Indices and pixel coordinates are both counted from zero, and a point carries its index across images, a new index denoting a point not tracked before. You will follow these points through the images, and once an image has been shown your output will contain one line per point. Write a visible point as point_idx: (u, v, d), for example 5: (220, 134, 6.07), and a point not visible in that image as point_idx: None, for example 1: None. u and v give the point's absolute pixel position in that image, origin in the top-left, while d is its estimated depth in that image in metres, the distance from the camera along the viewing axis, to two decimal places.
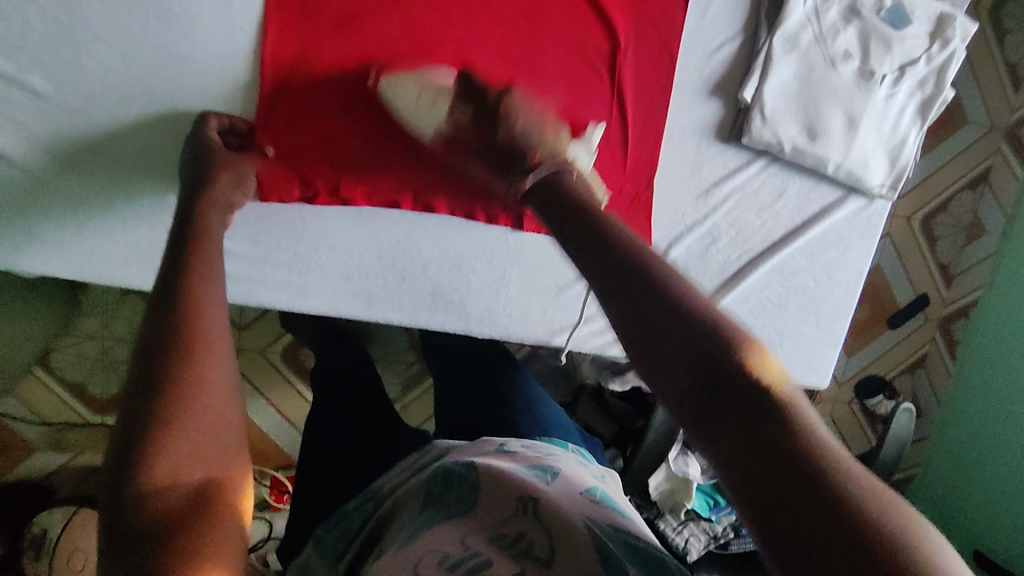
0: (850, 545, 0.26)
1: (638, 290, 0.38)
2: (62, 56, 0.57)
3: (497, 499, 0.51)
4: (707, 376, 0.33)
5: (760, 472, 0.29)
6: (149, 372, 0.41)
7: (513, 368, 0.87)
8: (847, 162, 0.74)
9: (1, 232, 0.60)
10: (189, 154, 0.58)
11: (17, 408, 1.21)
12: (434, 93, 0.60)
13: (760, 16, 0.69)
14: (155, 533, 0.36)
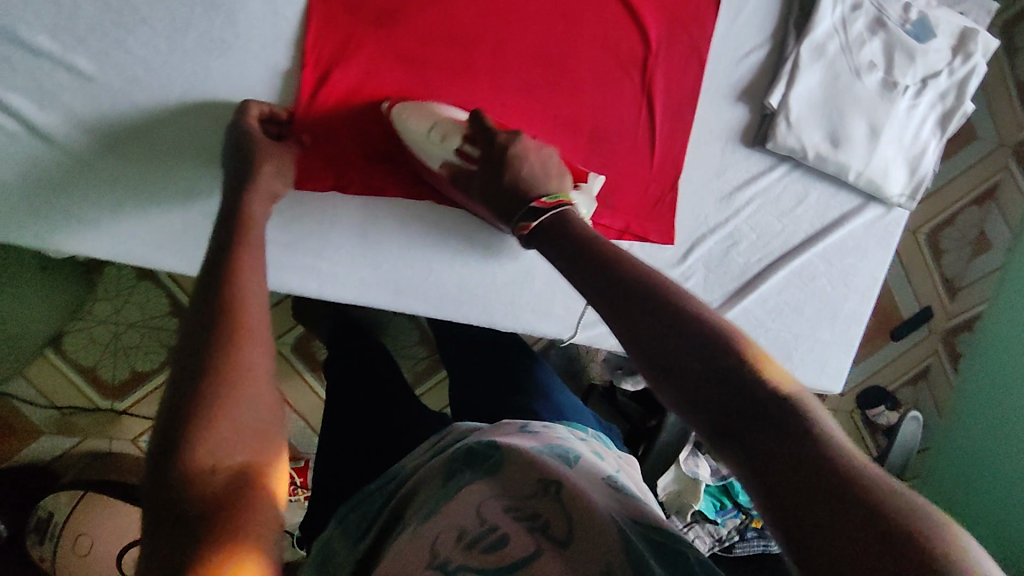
0: (850, 524, 0.30)
1: (649, 315, 0.42)
2: (109, 39, 0.59)
3: (521, 471, 0.51)
4: (717, 384, 0.37)
5: (770, 467, 0.33)
6: (198, 364, 0.45)
7: (533, 360, 0.88)
8: (868, 171, 0.75)
9: (40, 209, 0.61)
10: (232, 141, 0.60)
11: (26, 390, 1.21)
12: (444, 129, 0.62)
13: (789, 25, 0.71)
14: (196, 513, 0.40)
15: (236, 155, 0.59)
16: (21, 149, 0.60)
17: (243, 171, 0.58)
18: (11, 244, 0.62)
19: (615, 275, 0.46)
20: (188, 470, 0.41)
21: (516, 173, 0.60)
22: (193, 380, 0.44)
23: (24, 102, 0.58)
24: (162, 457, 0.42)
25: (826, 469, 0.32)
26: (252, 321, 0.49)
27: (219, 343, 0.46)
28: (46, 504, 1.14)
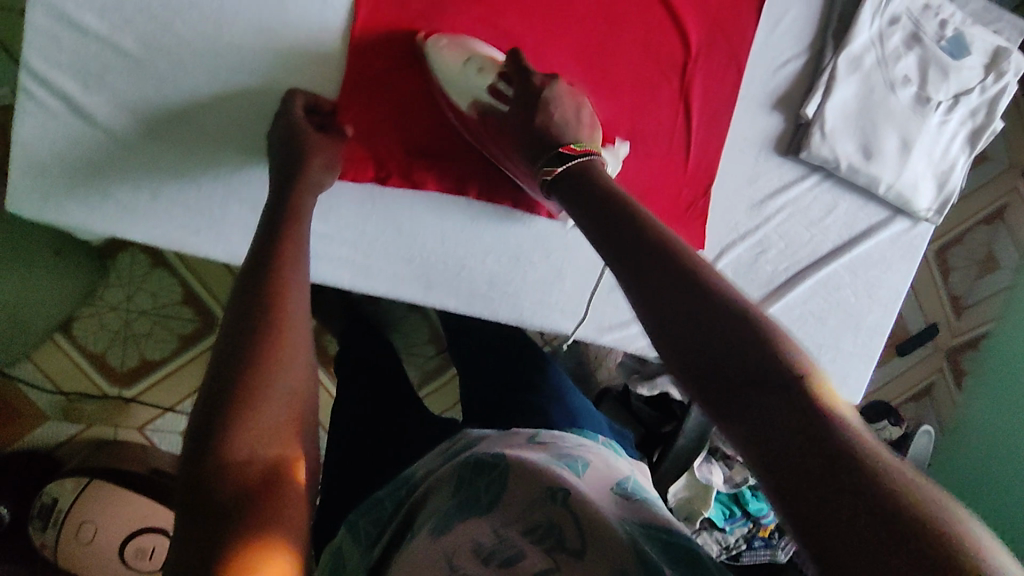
0: (863, 520, 0.30)
1: (678, 291, 0.41)
2: (159, 22, 0.59)
3: (529, 483, 0.49)
4: (738, 372, 0.37)
5: (785, 459, 0.33)
6: (235, 352, 0.46)
7: (545, 360, 0.87)
8: (898, 184, 0.76)
9: (76, 187, 0.61)
10: (278, 134, 0.61)
11: (34, 373, 1.20)
12: (481, 63, 0.63)
13: (827, 36, 0.72)
14: (225, 506, 0.41)
15: (284, 146, 0.60)
16: (63, 127, 0.59)
17: (291, 161, 0.59)
18: (48, 224, 0.62)
19: (644, 248, 0.44)
20: (225, 467, 0.42)
21: (549, 117, 0.60)
22: (231, 376, 0.44)
23: (69, 82, 0.59)
24: (199, 452, 0.42)
25: (845, 468, 0.32)
26: (290, 320, 0.49)
27: (260, 342, 0.47)
28: (51, 490, 1.11)
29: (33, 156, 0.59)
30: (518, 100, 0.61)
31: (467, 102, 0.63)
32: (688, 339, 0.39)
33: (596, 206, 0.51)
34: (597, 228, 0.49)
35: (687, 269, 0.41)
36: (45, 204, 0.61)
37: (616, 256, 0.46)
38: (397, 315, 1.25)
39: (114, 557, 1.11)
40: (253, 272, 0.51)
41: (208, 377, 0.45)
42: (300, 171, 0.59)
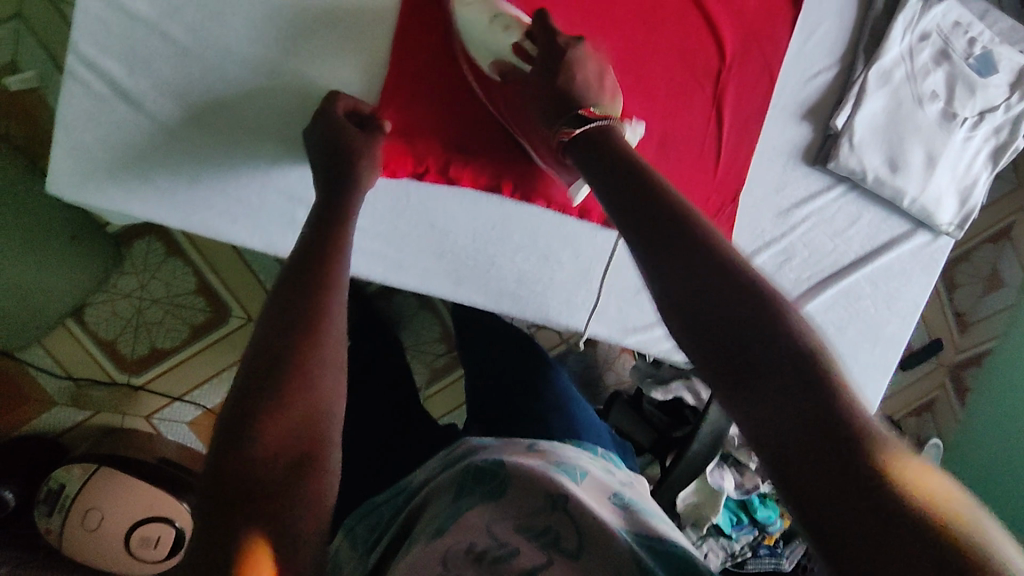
0: (899, 533, 0.31)
1: (707, 296, 0.43)
2: (208, 11, 0.60)
3: (531, 486, 0.50)
4: (789, 386, 0.37)
5: (823, 474, 0.34)
6: (271, 352, 0.45)
7: (549, 364, 0.89)
8: (922, 198, 0.77)
9: (118, 171, 0.61)
10: (316, 132, 0.61)
11: (44, 359, 1.19)
12: (507, 21, 0.62)
13: (858, 51, 0.74)
14: (243, 510, 0.40)
15: (324, 142, 0.60)
16: (108, 111, 0.60)
17: (333, 158, 0.60)
18: (86, 207, 0.62)
19: (691, 253, 0.45)
20: (255, 455, 0.41)
21: (571, 78, 0.60)
22: (270, 365, 0.44)
23: (116, 66, 0.59)
24: (229, 438, 0.41)
25: (881, 480, 0.32)
26: (333, 317, 0.49)
27: (301, 333, 0.46)
28: (58, 476, 1.09)
29: (77, 138, 0.60)
30: (542, 62, 0.61)
31: (489, 63, 0.63)
32: (720, 342, 0.41)
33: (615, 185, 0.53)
34: (631, 229, 0.48)
35: (733, 278, 0.43)
36: (84, 187, 0.61)
37: (650, 258, 0.46)
38: (408, 313, 1.25)
39: (119, 547, 1.08)
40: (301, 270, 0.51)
41: (244, 364, 0.45)
42: (347, 169, 0.59)
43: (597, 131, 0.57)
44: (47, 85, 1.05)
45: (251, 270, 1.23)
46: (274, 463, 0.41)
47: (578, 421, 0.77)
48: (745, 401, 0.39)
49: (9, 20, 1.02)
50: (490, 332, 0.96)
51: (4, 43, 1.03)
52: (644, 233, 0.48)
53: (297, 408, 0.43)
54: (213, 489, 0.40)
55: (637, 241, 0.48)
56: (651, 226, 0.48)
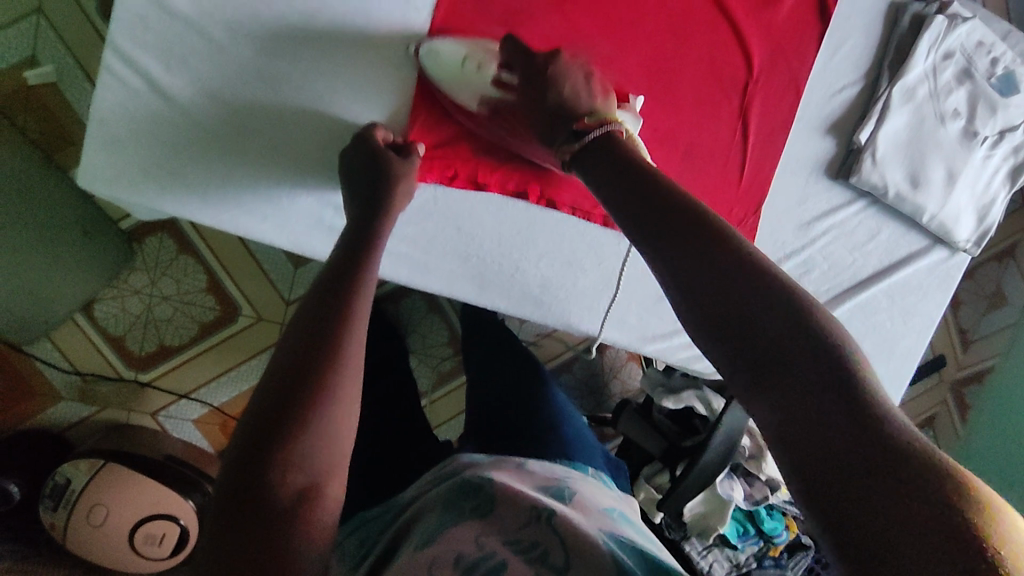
0: (930, 534, 0.32)
1: (745, 312, 0.43)
2: (245, 10, 0.60)
3: (517, 506, 0.54)
4: (821, 392, 0.38)
5: (854, 476, 0.34)
6: (292, 372, 0.47)
7: (543, 381, 0.91)
8: (941, 215, 0.78)
9: (149, 166, 0.61)
10: (361, 146, 0.62)
11: (51, 352, 1.19)
12: (478, 59, 0.64)
13: (883, 67, 0.75)
14: (258, 522, 0.42)
15: (366, 157, 0.61)
16: (143, 107, 0.60)
17: (372, 179, 0.61)
18: (115, 201, 0.62)
19: (714, 249, 0.46)
20: (266, 478, 0.43)
21: (558, 91, 0.62)
22: (291, 388, 0.46)
23: (153, 63, 0.59)
24: (247, 458, 0.44)
25: (910, 483, 0.33)
26: (353, 345, 0.50)
27: (323, 359, 0.48)
28: (65, 470, 1.08)
29: (111, 132, 0.60)
30: (524, 88, 0.63)
31: (475, 101, 0.64)
32: (757, 342, 0.42)
33: (630, 190, 0.53)
34: (658, 238, 0.49)
35: (763, 278, 0.44)
36: (116, 182, 0.61)
37: (685, 267, 0.46)
38: (417, 316, 1.25)
39: (123, 543, 1.07)
40: (326, 295, 0.53)
41: (265, 386, 0.47)
42: (383, 190, 0.61)
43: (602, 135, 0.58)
44: (65, 78, 1.05)
45: (263, 269, 1.22)
46: (284, 488, 0.43)
47: (572, 441, 0.78)
48: (765, 404, 0.40)
49: (30, 14, 1.02)
50: (498, 350, 0.98)
51: (25, 37, 1.03)
52: (679, 246, 0.47)
53: (314, 426, 0.45)
54: (226, 508, 0.43)
55: (675, 249, 0.47)
56: (685, 237, 0.48)
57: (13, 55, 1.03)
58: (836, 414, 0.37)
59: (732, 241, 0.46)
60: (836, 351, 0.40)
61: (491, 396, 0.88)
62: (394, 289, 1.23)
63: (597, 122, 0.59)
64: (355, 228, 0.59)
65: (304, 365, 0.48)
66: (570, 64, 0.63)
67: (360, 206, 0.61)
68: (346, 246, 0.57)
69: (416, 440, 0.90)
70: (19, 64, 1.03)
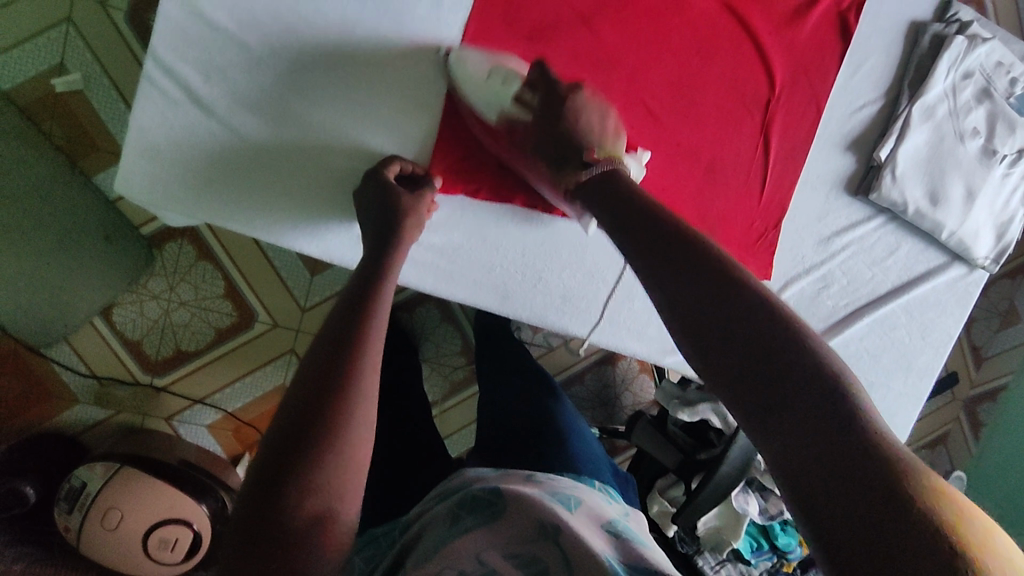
0: (894, 544, 0.34)
1: (746, 345, 0.45)
2: (282, 23, 0.62)
3: (521, 521, 0.55)
4: (813, 415, 0.41)
5: (840, 489, 0.37)
6: (310, 397, 0.49)
7: (553, 396, 0.91)
8: (960, 231, 0.78)
9: (184, 175, 0.63)
10: (373, 182, 0.64)
11: (70, 356, 1.20)
12: (505, 73, 0.64)
13: (903, 86, 0.76)
14: (274, 543, 0.44)
15: (379, 194, 0.63)
16: (181, 116, 0.62)
17: (383, 210, 0.62)
18: (149, 208, 0.64)
19: (720, 278, 0.49)
20: (284, 499, 0.45)
21: (575, 122, 0.63)
22: (309, 414, 0.48)
23: (192, 73, 0.61)
24: (267, 480, 0.45)
25: (885, 500, 0.36)
26: (367, 374, 0.52)
27: (338, 385, 0.50)
28: (81, 474, 1.09)
29: (149, 141, 0.62)
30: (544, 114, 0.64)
31: (492, 116, 0.65)
32: (742, 366, 0.45)
33: (637, 223, 0.56)
34: (665, 265, 0.52)
35: (757, 305, 0.47)
36: (153, 189, 0.63)
37: (689, 299, 0.49)
38: (430, 325, 1.26)
39: (136, 549, 1.07)
40: (342, 323, 0.55)
41: (288, 407, 0.49)
42: (396, 220, 0.62)
43: (601, 176, 0.61)
44: (92, 86, 1.07)
45: (278, 274, 1.23)
46: (300, 511, 0.45)
47: (580, 456, 0.77)
48: (755, 419, 0.43)
49: (59, 24, 1.05)
50: (512, 360, 0.99)
51: (54, 45, 1.05)
52: (690, 275, 0.50)
53: (329, 450, 0.47)
54: (245, 528, 0.44)
55: (673, 279, 0.51)
56: (694, 269, 0.51)
57: (42, 62, 1.05)
58: (823, 429, 0.40)
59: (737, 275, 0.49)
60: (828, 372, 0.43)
61: (508, 405, 0.88)
62: (409, 298, 1.24)
63: (605, 161, 0.62)
64: (374, 256, 0.62)
65: (322, 391, 0.50)
66: (593, 99, 0.64)
67: (374, 235, 0.63)
68: (366, 274, 0.60)
69: (432, 449, 0.90)
70: (48, 72, 1.05)
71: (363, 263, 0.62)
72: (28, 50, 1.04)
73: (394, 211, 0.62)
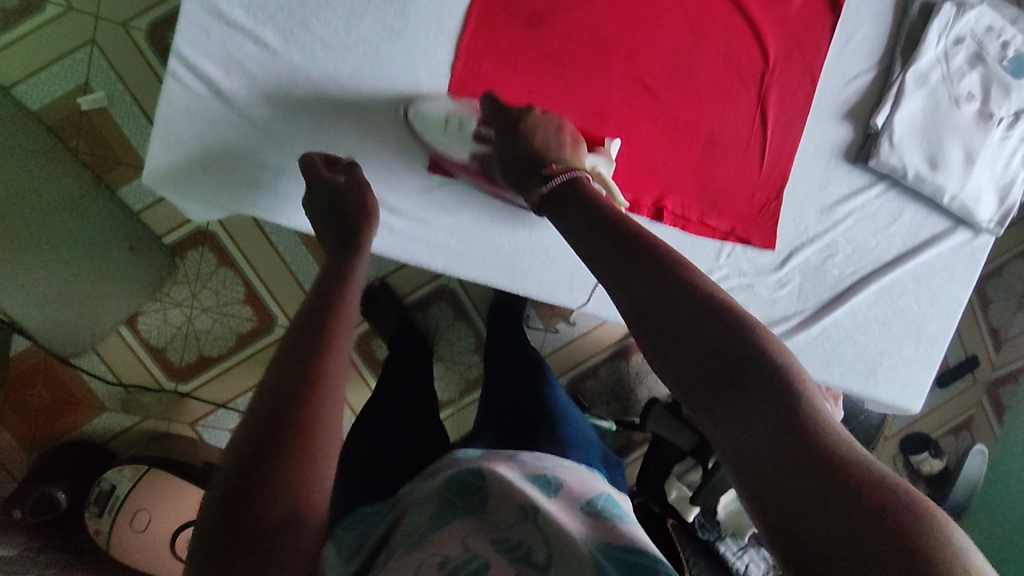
0: (828, 491, 0.38)
1: (693, 324, 0.48)
2: (295, 18, 0.66)
3: (502, 511, 0.55)
4: (741, 387, 0.45)
5: (776, 452, 0.41)
6: (277, 400, 0.51)
7: (545, 380, 0.92)
8: (962, 195, 0.79)
9: (207, 166, 0.67)
10: (318, 183, 0.65)
11: (97, 365, 1.22)
12: (460, 118, 0.68)
13: (895, 54, 0.78)
14: (234, 540, 0.45)
15: (329, 193, 0.65)
16: (202, 109, 0.65)
17: (340, 213, 0.66)
18: (176, 199, 0.68)
19: (657, 264, 0.52)
20: (254, 502, 0.46)
21: (533, 140, 0.65)
22: (280, 421, 0.49)
23: (213, 68, 0.65)
24: (238, 481, 0.47)
25: (812, 457, 0.40)
26: (337, 375, 0.54)
27: (311, 390, 0.52)
28: (109, 477, 1.11)
29: (174, 133, 0.65)
30: (502, 139, 0.66)
31: (464, 155, 0.69)
32: (684, 336, 0.48)
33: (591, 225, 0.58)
34: (623, 257, 0.54)
35: (691, 295, 0.50)
36: (179, 181, 0.67)
37: (636, 284, 0.52)
38: (445, 324, 1.28)
39: (164, 548, 1.11)
40: (315, 321, 0.58)
41: (260, 407, 0.50)
42: (358, 223, 0.67)
43: (564, 187, 0.63)
44: (115, 104, 1.12)
45: (294, 276, 1.24)
46: (263, 522, 0.46)
47: (569, 440, 0.80)
48: (699, 392, 0.47)
49: (84, 45, 1.10)
50: (517, 344, 1.02)
51: (79, 65, 1.10)
52: (637, 281, 0.52)
53: (296, 453, 0.48)
54: (217, 529, 0.46)
55: (617, 262, 0.54)
56: (640, 268, 0.53)
57: (68, 83, 1.11)
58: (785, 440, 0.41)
59: (685, 274, 0.51)
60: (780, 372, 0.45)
61: (523, 388, 0.90)
62: (422, 298, 1.26)
63: (564, 170, 0.64)
64: (342, 257, 0.65)
65: (294, 394, 0.51)
66: (544, 117, 0.66)
67: (342, 235, 0.66)
68: (329, 277, 0.63)
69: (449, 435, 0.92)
70: (74, 91, 1.11)
71: (329, 267, 0.64)
72: (55, 72, 1.10)
73: (361, 212, 0.67)
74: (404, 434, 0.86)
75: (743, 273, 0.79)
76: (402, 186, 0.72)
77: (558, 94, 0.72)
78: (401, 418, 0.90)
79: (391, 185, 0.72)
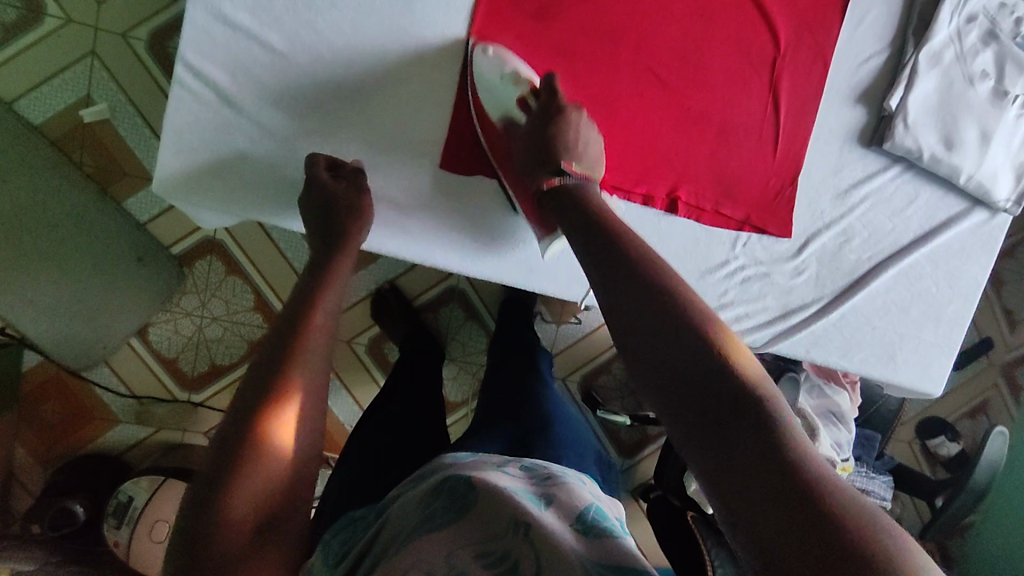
0: (817, 536, 0.36)
1: (681, 352, 0.47)
2: (301, 19, 0.65)
3: (488, 523, 0.51)
4: (728, 419, 0.43)
5: (764, 490, 0.39)
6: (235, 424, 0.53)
7: (541, 380, 0.93)
8: (979, 174, 0.78)
9: (217, 173, 0.67)
10: (309, 190, 0.65)
11: (109, 378, 1.22)
12: (517, 77, 0.67)
13: (908, 34, 0.77)
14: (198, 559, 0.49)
15: (316, 196, 0.64)
16: (210, 115, 0.65)
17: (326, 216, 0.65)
18: (187, 207, 0.68)
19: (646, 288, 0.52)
20: (215, 524, 0.50)
21: (565, 131, 0.66)
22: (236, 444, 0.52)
23: (219, 73, 0.64)
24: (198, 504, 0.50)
25: (800, 501, 0.37)
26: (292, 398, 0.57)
27: (266, 413, 0.54)
28: (127, 488, 1.11)
29: (182, 141, 0.65)
30: (536, 118, 0.67)
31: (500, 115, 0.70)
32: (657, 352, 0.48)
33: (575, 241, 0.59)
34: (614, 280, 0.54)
35: (680, 324, 0.48)
36: (189, 188, 0.67)
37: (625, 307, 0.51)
38: (455, 324, 1.28)
39: None
40: (280, 341, 0.59)
41: (221, 433, 0.53)
42: (337, 227, 0.65)
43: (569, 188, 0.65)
44: (118, 115, 1.12)
45: None
46: (241, 528, 0.50)
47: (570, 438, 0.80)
48: (682, 422, 0.44)
49: (84, 57, 1.09)
50: (528, 342, 1.01)
51: (81, 78, 1.10)
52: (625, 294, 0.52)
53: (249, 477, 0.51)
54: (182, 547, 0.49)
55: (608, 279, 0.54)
56: (632, 289, 0.52)
57: (70, 96, 1.10)
58: (774, 454, 0.40)
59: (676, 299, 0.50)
60: (765, 402, 0.43)
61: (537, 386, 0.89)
62: (431, 299, 1.26)
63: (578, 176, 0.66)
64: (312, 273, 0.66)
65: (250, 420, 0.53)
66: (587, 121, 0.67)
67: (323, 240, 0.67)
68: (297, 296, 0.63)
69: None
70: (76, 103, 1.10)
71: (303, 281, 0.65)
72: (58, 85, 1.09)
73: (343, 217, 0.65)
74: (421, 436, 0.86)
75: (759, 261, 0.78)
76: (415, 186, 0.71)
77: (572, 85, 0.71)
78: (417, 420, 0.89)
79: (403, 185, 0.71)
